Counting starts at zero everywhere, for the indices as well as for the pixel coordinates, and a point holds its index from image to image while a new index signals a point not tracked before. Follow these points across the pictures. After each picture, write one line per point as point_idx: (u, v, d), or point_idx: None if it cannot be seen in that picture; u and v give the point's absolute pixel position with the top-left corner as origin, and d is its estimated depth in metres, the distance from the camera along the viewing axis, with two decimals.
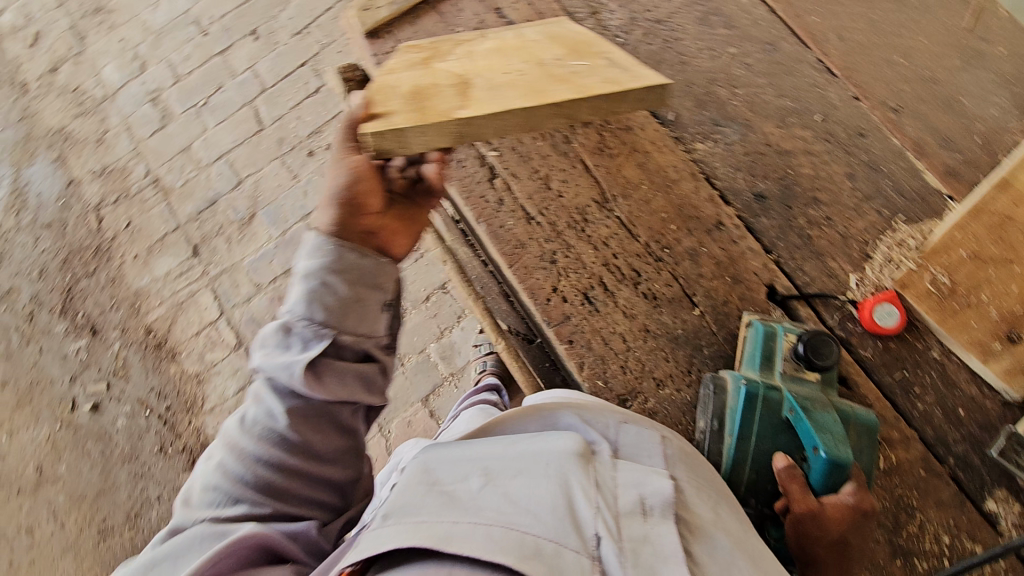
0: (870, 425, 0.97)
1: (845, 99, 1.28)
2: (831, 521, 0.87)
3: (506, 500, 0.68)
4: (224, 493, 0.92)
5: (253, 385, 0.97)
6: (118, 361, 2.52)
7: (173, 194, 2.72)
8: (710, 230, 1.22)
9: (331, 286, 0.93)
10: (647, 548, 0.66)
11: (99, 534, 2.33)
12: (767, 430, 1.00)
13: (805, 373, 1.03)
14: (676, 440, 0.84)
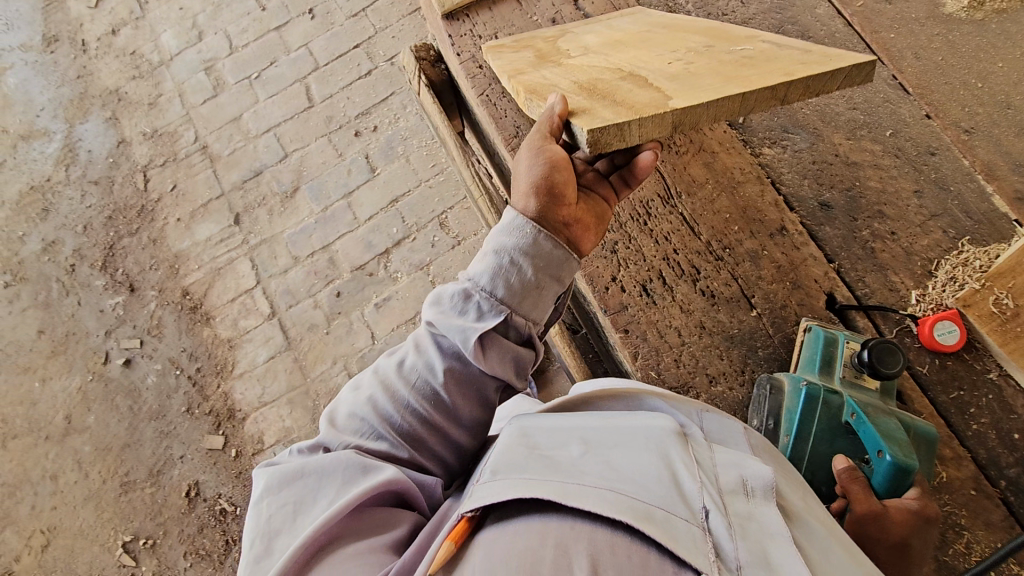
0: (929, 436, 1.02)
1: (918, 117, 1.28)
2: (893, 524, 0.89)
3: (611, 467, 0.70)
4: (368, 425, 0.87)
5: (419, 333, 0.91)
6: (154, 320, 2.57)
7: (220, 161, 2.76)
8: (772, 234, 1.23)
9: (520, 266, 0.87)
10: (752, 523, 0.68)
11: (121, 486, 2.39)
12: (824, 431, 1.05)
13: (865, 380, 1.09)
14: (756, 436, 0.89)
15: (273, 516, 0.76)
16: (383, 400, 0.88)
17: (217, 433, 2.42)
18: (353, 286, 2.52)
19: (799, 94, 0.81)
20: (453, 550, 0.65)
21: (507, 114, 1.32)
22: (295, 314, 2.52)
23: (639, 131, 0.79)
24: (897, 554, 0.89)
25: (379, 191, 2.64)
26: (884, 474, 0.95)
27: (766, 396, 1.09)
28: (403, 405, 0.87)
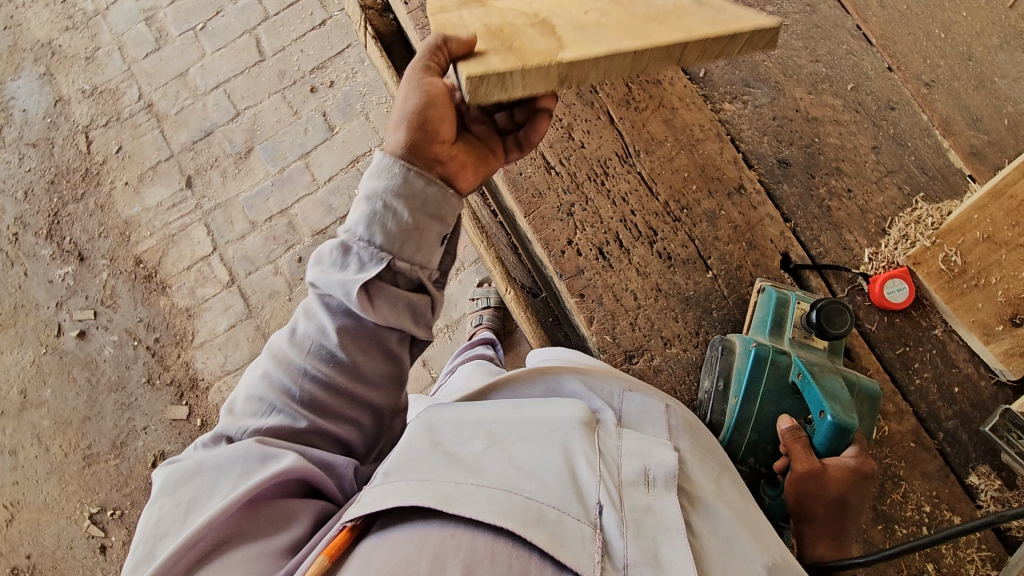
0: (871, 394, 1.05)
1: (879, 70, 1.25)
2: (831, 481, 0.94)
3: (509, 464, 0.74)
4: (268, 400, 0.88)
5: (305, 299, 0.92)
6: (107, 290, 2.47)
7: (167, 121, 2.60)
8: (730, 193, 1.20)
9: (395, 210, 0.86)
10: (648, 516, 0.72)
11: (84, 460, 2.35)
12: (773, 392, 1.06)
13: (813, 340, 1.09)
14: (679, 411, 0.95)
15: (162, 519, 0.76)
16: (281, 373, 0.89)
17: (180, 403, 2.37)
18: (314, 251, 2.45)
19: (695, 56, 0.79)
20: (327, 564, 0.65)
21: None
22: (254, 282, 2.45)
23: (523, 84, 0.76)
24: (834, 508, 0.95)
25: (337, 150, 2.53)
26: (826, 433, 0.97)
27: (718, 359, 1.10)
28: (300, 373, 0.89)
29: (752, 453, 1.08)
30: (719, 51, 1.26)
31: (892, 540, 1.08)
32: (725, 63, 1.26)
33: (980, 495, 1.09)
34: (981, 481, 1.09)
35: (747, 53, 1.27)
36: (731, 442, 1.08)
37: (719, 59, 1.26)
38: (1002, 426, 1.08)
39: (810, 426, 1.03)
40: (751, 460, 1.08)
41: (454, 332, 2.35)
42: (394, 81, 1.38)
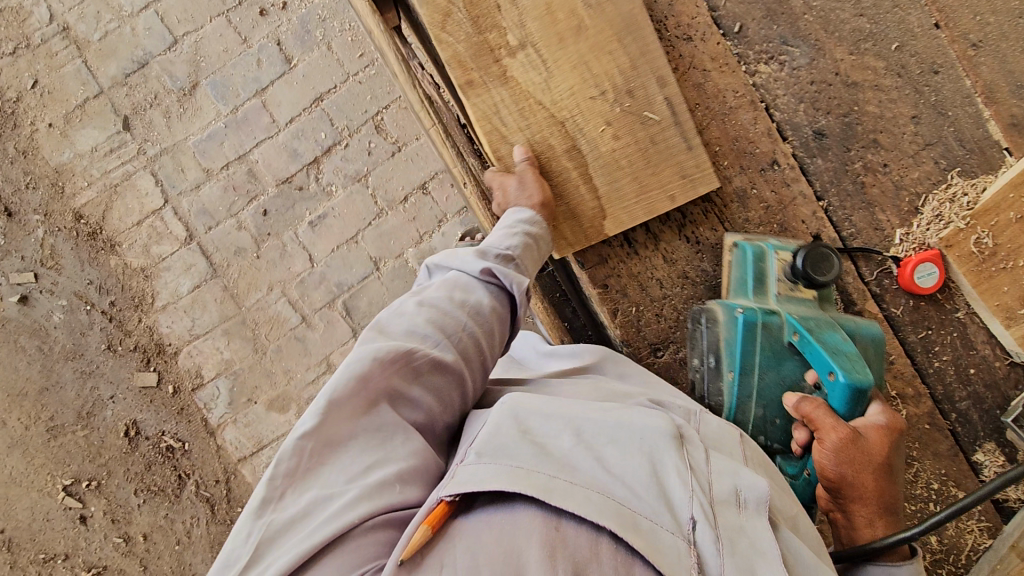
0: (872, 337, 1.01)
1: (925, 27, 1.13)
2: (875, 447, 0.87)
3: (600, 466, 0.67)
4: (427, 336, 0.79)
5: (459, 278, 0.89)
6: (45, 249, 2.20)
7: (89, 49, 2.22)
8: (763, 169, 1.10)
9: (535, 242, 1.00)
10: (739, 536, 0.67)
11: (49, 432, 2.21)
12: (770, 358, 1.01)
13: (801, 292, 1.03)
14: (752, 445, 0.89)
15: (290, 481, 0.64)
16: (444, 321, 0.82)
17: (148, 370, 2.22)
18: (281, 203, 2.24)
19: None
20: (429, 534, 0.59)
21: (458, 11, 1.02)
22: (216, 238, 2.24)
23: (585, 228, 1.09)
24: (880, 478, 0.87)
25: (298, 87, 2.24)
26: (840, 397, 0.91)
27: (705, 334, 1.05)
28: (462, 327, 0.83)
29: (761, 428, 1.01)
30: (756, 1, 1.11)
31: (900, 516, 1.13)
32: (762, 15, 1.11)
33: (985, 471, 1.14)
34: (986, 458, 1.14)
35: (787, 4, 1.11)
36: (737, 420, 1.02)
37: (756, 10, 1.11)
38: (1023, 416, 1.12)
39: (822, 389, 0.96)
40: (761, 438, 1.02)
41: None
42: (380, 29, 1.20)
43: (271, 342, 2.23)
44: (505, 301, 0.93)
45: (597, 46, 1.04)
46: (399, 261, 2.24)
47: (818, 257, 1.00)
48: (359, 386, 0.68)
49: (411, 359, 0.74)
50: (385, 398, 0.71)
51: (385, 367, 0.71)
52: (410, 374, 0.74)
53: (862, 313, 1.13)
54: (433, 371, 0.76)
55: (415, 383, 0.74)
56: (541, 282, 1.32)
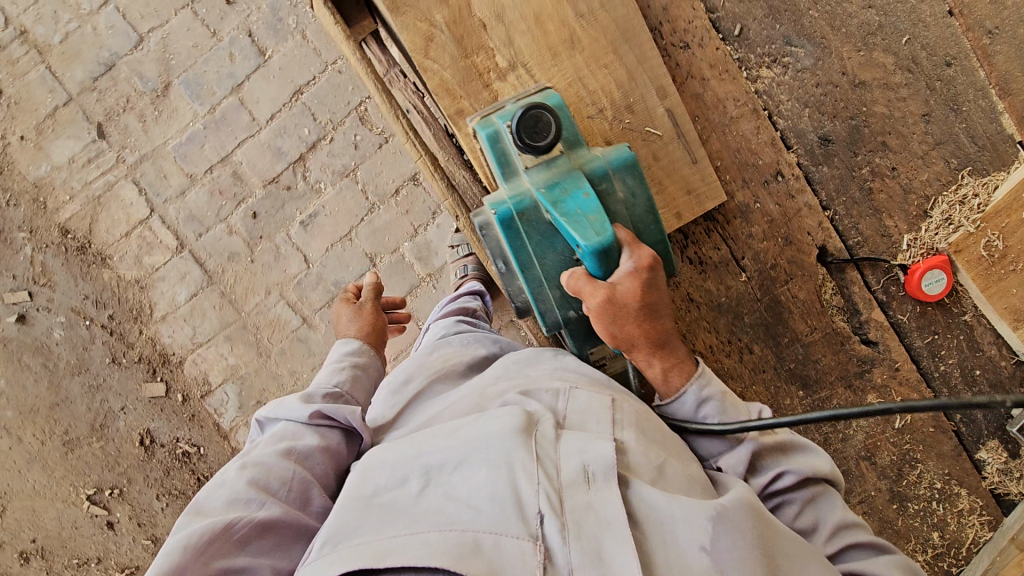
0: (627, 164, 0.87)
1: (937, 15, 1.06)
2: (628, 297, 0.83)
3: (448, 501, 0.72)
4: (249, 500, 0.82)
5: (284, 429, 0.94)
6: (36, 267, 2.17)
7: (52, 54, 2.11)
8: (767, 181, 1.06)
9: (362, 369, 1.13)
10: (587, 514, 0.69)
11: (65, 445, 2.24)
12: (541, 242, 0.88)
13: (547, 153, 0.86)
14: (628, 404, 0.87)
15: None
16: (267, 479, 0.85)
17: (155, 380, 2.22)
18: (270, 205, 2.17)
19: None
20: None
21: (441, 33, 0.97)
22: (207, 244, 2.19)
23: None
24: (644, 320, 0.85)
25: (275, 81, 2.14)
26: (594, 265, 0.83)
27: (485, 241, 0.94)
28: (290, 476, 0.87)
29: (568, 306, 0.93)
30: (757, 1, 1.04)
31: (903, 515, 1.16)
32: (765, 14, 1.04)
33: (986, 467, 1.15)
34: (989, 455, 1.15)
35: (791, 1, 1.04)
36: (545, 314, 0.94)
37: (756, 10, 1.04)
38: None
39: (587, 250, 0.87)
40: (573, 313, 0.94)
41: (439, 281, 2.16)
42: (356, 55, 1.14)
43: (275, 344, 2.21)
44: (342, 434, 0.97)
45: (593, 58, 0.98)
46: (395, 256, 2.17)
47: (530, 120, 0.82)
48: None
49: (230, 532, 0.78)
50: (212, 567, 0.75)
51: (199, 551, 0.76)
52: (235, 544, 0.78)
53: (869, 321, 1.11)
54: (258, 536, 0.80)
55: (241, 551, 0.78)
56: None
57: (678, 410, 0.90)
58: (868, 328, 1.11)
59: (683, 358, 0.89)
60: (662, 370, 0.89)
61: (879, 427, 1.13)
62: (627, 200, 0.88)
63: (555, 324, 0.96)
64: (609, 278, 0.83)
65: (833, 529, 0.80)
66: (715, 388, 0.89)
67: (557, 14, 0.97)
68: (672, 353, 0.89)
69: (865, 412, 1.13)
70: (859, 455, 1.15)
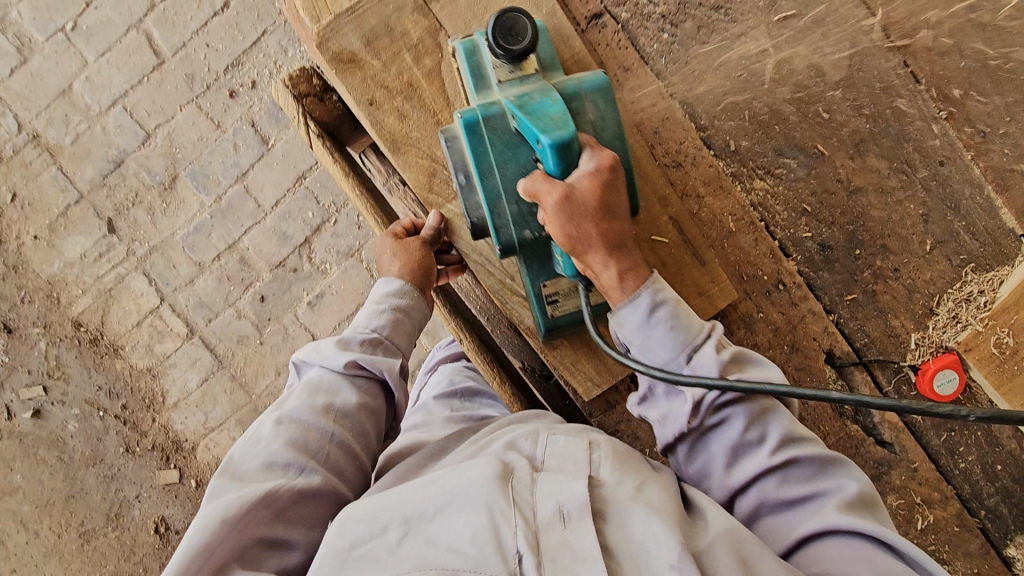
0: (600, 87, 0.89)
1: (928, 118, 1.07)
2: (586, 193, 0.81)
3: (425, 547, 0.66)
4: (288, 464, 0.81)
5: (323, 376, 0.93)
6: (50, 361, 2.20)
7: (63, 154, 2.18)
8: (769, 291, 1.06)
9: (404, 313, 1.01)
10: (564, 552, 0.64)
11: (81, 537, 2.23)
12: (504, 152, 0.87)
13: (521, 69, 0.89)
14: (606, 441, 0.81)
15: None
16: (305, 440, 0.84)
17: (169, 467, 2.20)
18: (277, 287, 2.18)
19: None
20: None
21: (443, 168, 1.04)
22: (217, 329, 2.20)
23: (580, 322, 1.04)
24: (602, 220, 0.83)
25: (279, 167, 2.18)
26: (553, 163, 0.81)
27: (450, 154, 0.93)
28: (328, 439, 0.86)
29: (524, 225, 0.90)
30: (745, 115, 1.06)
31: None
32: (754, 128, 1.07)
33: (1017, 564, 1.12)
34: (1018, 552, 1.12)
35: (779, 114, 1.06)
36: (499, 229, 0.90)
37: (747, 125, 1.06)
38: None
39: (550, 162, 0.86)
40: (528, 235, 0.91)
41: None
42: (356, 191, 1.16)
43: None
44: (379, 390, 0.96)
45: None
46: None
47: (506, 24, 0.83)
48: (205, 552, 0.69)
49: (269, 501, 0.76)
50: (244, 543, 0.72)
51: (236, 522, 0.72)
52: (271, 516, 0.75)
53: (882, 422, 1.10)
54: (297, 502, 0.78)
55: (278, 521, 0.76)
56: (548, 392, 1.21)
57: (627, 319, 0.84)
58: (883, 429, 1.10)
59: (639, 262, 0.85)
60: (618, 275, 0.85)
61: (901, 529, 1.11)
62: (596, 120, 0.88)
63: (509, 245, 0.92)
64: (568, 177, 0.82)
65: (780, 441, 0.78)
66: (666, 294, 0.85)
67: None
68: (630, 257, 0.85)
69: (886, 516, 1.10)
70: None
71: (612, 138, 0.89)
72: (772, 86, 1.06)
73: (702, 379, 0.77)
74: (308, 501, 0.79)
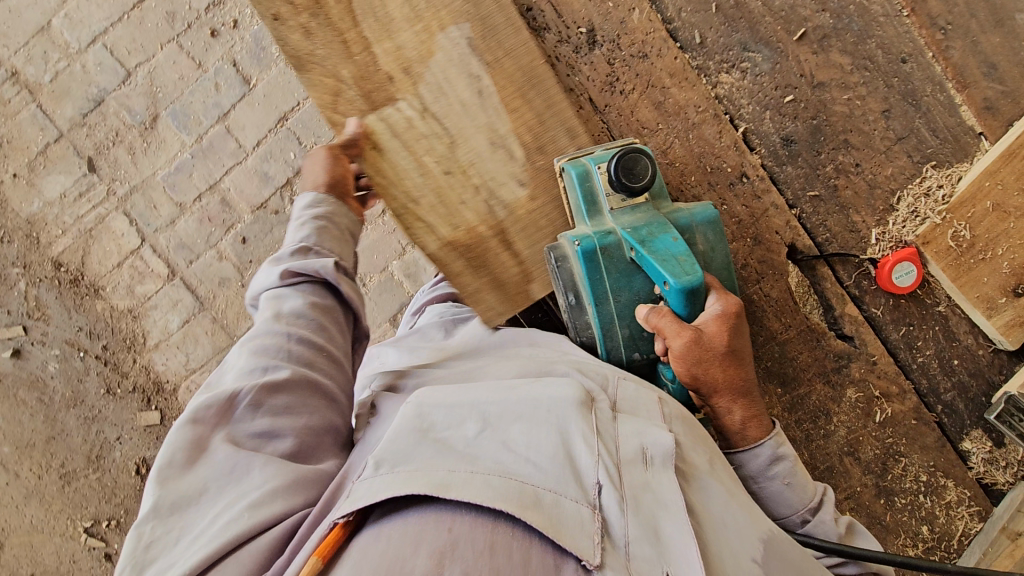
0: (709, 220, 0.94)
1: (890, 15, 1.09)
2: (714, 339, 0.85)
3: (505, 450, 0.68)
4: (252, 368, 0.77)
5: (266, 294, 0.87)
6: (30, 301, 2.20)
7: (42, 92, 2.16)
8: (733, 184, 1.08)
9: (330, 219, 0.95)
10: (646, 493, 0.69)
11: (62, 479, 2.23)
12: (620, 280, 0.93)
13: (633, 200, 0.95)
14: (671, 403, 0.88)
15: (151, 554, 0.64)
16: (264, 344, 0.80)
17: (150, 409, 2.21)
18: (259, 229, 2.18)
19: None
20: (321, 565, 0.59)
21: (348, 88, 1.01)
22: (198, 271, 2.20)
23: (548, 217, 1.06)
24: (729, 364, 0.87)
25: (260, 108, 2.16)
26: (679, 304, 0.86)
27: (558, 273, 0.99)
28: (287, 339, 0.81)
29: (634, 347, 0.96)
30: (711, 9, 1.08)
31: (891, 510, 1.14)
32: (721, 22, 1.08)
33: (972, 458, 1.14)
34: (973, 446, 1.14)
35: (745, 8, 1.08)
36: (610, 349, 0.96)
37: (712, 19, 1.08)
38: (1006, 413, 1.10)
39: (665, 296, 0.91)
40: (638, 354, 0.96)
41: None
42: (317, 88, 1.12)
43: None
44: (326, 290, 0.90)
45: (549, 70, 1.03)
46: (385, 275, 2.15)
47: (629, 164, 0.90)
48: (191, 447, 0.70)
49: (236, 401, 0.74)
50: (227, 436, 0.72)
51: (211, 423, 0.72)
52: (246, 411, 0.74)
53: (843, 316, 1.12)
54: (269, 396, 0.76)
55: (256, 415, 0.75)
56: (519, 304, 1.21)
57: (748, 463, 0.88)
58: (844, 323, 1.12)
59: (762, 408, 0.90)
60: (742, 418, 0.90)
61: (860, 421, 1.13)
62: (707, 254, 0.94)
63: (618, 363, 0.98)
64: (695, 319, 0.87)
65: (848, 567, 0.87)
66: (787, 449, 0.89)
67: (492, 44, 1.02)
68: (753, 404, 0.90)
69: (844, 407, 1.13)
70: (843, 450, 1.13)
71: (721, 269, 0.94)
72: None
73: (819, 543, 0.85)
74: (279, 392, 0.76)
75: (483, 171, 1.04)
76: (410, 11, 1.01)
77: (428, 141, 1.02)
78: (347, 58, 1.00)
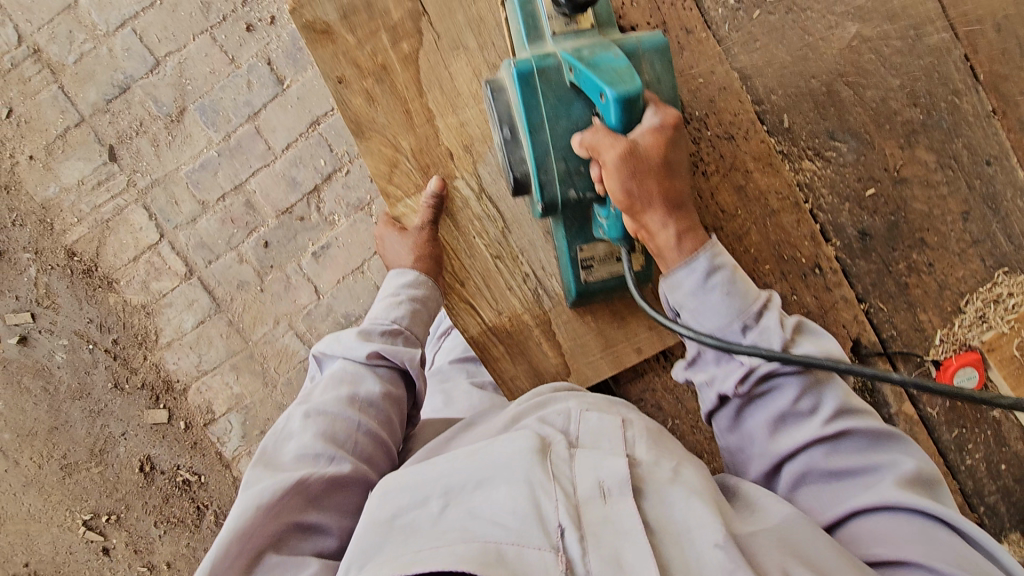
0: (658, 46, 0.81)
1: (980, 116, 1.06)
2: (648, 150, 0.73)
3: (469, 520, 0.60)
4: (319, 455, 0.74)
5: (342, 369, 0.86)
6: (39, 289, 1.91)
7: (65, 73, 1.90)
8: (805, 274, 1.05)
9: (422, 301, 0.94)
10: (607, 526, 0.59)
11: (63, 469, 1.92)
12: (557, 107, 0.80)
13: (577, 23, 0.83)
14: (639, 422, 0.78)
15: None
16: (333, 430, 0.78)
17: (158, 407, 1.91)
18: (282, 234, 1.89)
19: None
20: None
21: (406, 160, 0.95)
22: (218, 272, 1.91)
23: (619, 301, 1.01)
24: (664, 177, 0.74)
25: (293, 111, 1.89)
26: (614, 118, 0.73)
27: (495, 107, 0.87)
28: (355, 428, 0.79)
29: (569, 184, 0.82)
30: (802, 95, 1.05)
31: None
32: (810, 108, 1.05)
33: None
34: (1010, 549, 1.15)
35: (836, 96, 1.05)
36: (544, 186, 0.82)
37: (803, 105, 1.05)
38: None
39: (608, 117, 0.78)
40: (574, 194, 0.82)
41: None
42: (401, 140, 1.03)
43: (283, 375, 1.90)
44: (401, 380, 0.90)
45: None
46: None
47: None
48: (243, 538, 0.65)
49: (301, 489, 0.70)
50: (278, 529, 0.68)
51: (271, 510, 0.67)
52: (303, 503, 0.70)
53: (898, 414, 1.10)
54: (329, 490, 0.72)
55: (311, 508, 0.70)
56: None
57: (681, 283, 0.76)
58: (898, 421, 1.10)
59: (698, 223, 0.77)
60: (676, 234, 0.76)
61: None
62: (655, 80, 0.81)
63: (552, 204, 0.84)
64: (629, 131, 0.73)
65: (838, 411, 0.72)
66: (725, 258, 0.77)
67: None
68: (687, 218, 0.77)
69: None
70: None
71: (671, 95, 0.80)
72: (832, 66, 1.04)
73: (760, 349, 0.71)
74: (342, 490, 0.73)
75: (534, 260, 0.99)
76: (477, 88, 0.95)
77: (481, 223, 0.98)
78: (408, 128, 0.94)
